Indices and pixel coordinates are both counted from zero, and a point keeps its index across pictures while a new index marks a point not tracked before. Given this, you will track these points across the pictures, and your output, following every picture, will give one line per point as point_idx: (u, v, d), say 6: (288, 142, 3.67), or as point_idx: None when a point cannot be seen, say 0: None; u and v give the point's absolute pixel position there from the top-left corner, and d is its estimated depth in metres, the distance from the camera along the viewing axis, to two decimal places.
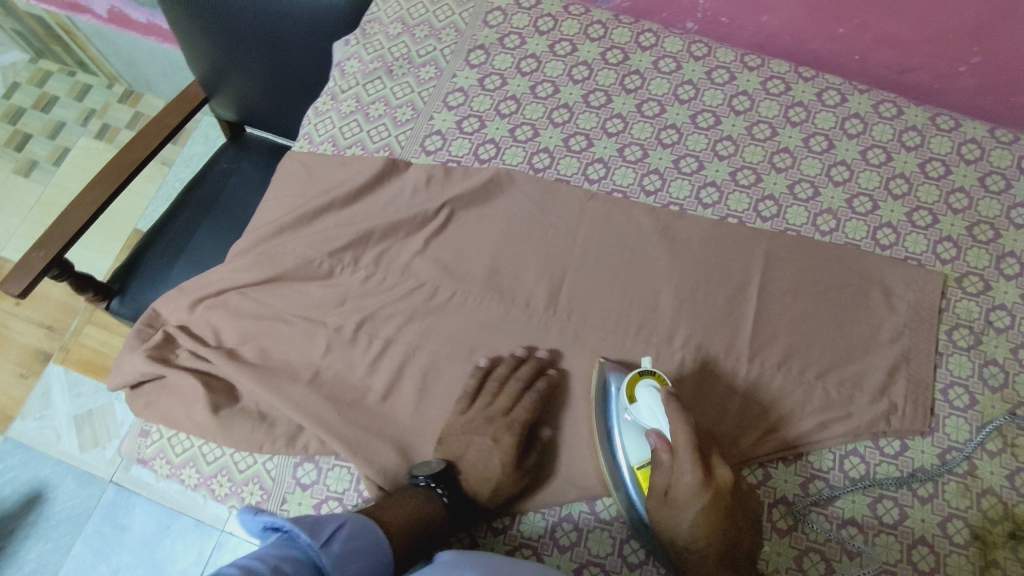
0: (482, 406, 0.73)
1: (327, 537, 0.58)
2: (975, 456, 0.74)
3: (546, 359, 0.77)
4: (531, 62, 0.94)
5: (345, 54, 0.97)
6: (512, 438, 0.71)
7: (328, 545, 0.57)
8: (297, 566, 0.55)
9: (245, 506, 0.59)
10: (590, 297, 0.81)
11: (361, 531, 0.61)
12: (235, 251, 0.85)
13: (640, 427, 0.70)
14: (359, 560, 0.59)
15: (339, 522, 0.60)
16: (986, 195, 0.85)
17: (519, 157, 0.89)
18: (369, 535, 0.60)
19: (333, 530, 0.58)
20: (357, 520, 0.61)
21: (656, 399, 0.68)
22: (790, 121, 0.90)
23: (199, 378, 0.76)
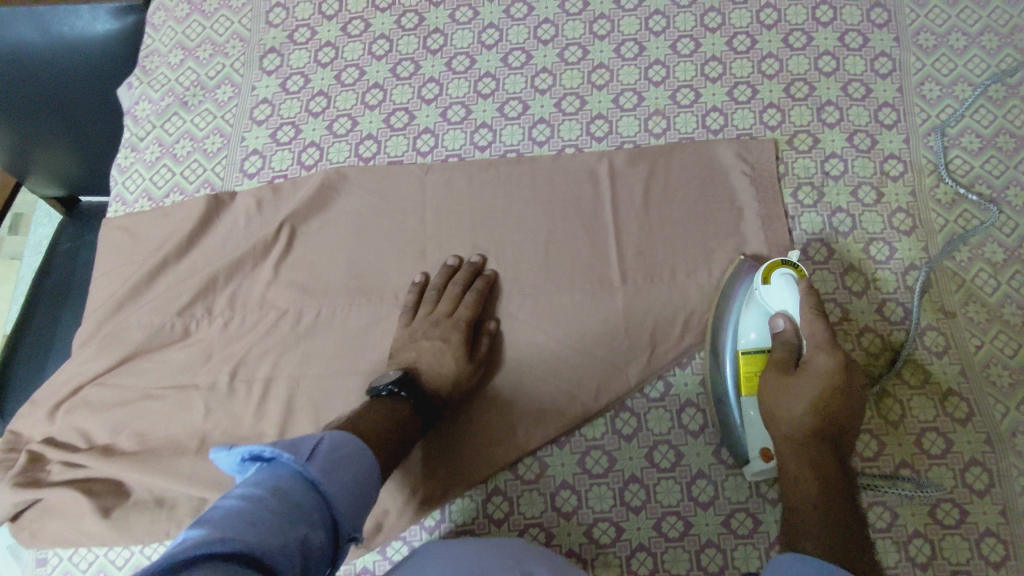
0: (428, 313, 0.75)
1: (311, 453, 0.53)
2: (845, 301, 0.78)
3: (478, 263, 0.78)
4: (328, 51, 0.89)
5: (132, 99, 0.90)
6: (459, 336, 0.73)
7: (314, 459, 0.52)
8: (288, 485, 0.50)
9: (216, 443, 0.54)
10: (457, 272, 0.79)
11: (347, 442, 0.56)
12: (78, 343, 0.78)
13: (765, 315, 0.70)
14: (354, 465, 0.55)
15: (320, 436, 0.55)
16: (793, 53, 0.88)
17: (344, 152, 0.85)
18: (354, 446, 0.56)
19: (316, 446, 0.54)
20: (340, 433, 0.57)
21: (794, 288, 0.68)
22: (597, 35, 0.89)
23: (78, 487, 0.71)
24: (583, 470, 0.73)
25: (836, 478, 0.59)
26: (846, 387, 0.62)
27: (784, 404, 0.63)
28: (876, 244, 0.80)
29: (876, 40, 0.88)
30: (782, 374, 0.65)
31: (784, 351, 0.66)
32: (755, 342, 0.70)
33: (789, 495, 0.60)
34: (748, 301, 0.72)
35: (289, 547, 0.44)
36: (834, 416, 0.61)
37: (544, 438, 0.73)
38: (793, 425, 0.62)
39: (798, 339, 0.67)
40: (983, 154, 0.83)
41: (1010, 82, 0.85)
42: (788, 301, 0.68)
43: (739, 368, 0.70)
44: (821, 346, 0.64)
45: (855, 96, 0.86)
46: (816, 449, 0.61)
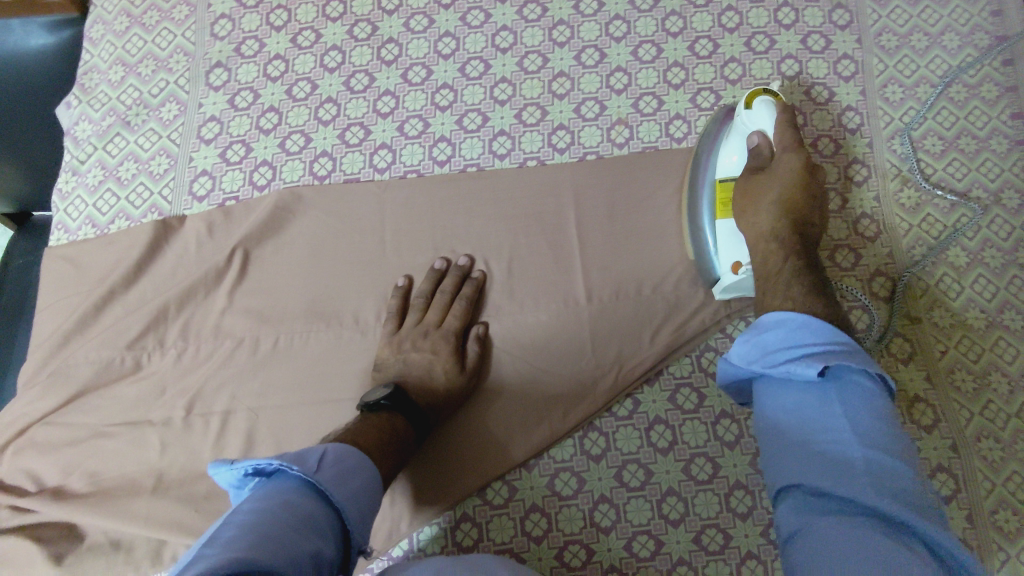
0: (417, 321, 0.75)
1: (318, 464, 0.55)
2: None
3: (467, 264, 0.77)
4: (278, 64, 0.86)
5: (72, 119, 0.86)
6: (449, 348, 0.73)
7: (321, 469, 0.55)
8: (299, 496, 0.53)
9: (216, 462, 0.56)
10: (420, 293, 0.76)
11: (348, 454, 0.59)
12: (24, 380, 0.75)
13: (740, 134, 0.73)
14: (359, 475, 0.58)
15: (324, 449, 0.58)
16: (755, 57, 0.86)
17: (298, 170, 0.82)
18: (358, 458, 0.58)
19: (321, 456, 0.56)
20: (343, 446, 0.59)
21: (774, 114, 0.71)
22: (556, 42, 0.87)
23: (28, 534, 0.68)
24: (552, 492, 0.72)
25: (813, 265, 0.68)
26: (808, 185, 0.70)
27: (759, 218, 0.69)
28: (841, 251, 0.80)
29: (838, 42, 0.87)
30: (756, 187, 0.70)
31: (759, 161, 0.72)
32: (730, 164, 0.73)
33: (768, 283, 0.68)
34: (725, 131, 0.75)
35: (301, 561, 0.47)
36: (801, 208, 0.70)
37: (511, 462, 0.72)
38: (768, 224, 0.69)
39: (771, 152, 0.72)
40: (946, 156, 0.82)
41: (971, 82, 0.85)
42: (765, 121, 0.72)
43: (716, 195, 0.73)
44: (790, 148, 0.70)
45: (818, 100, 0.85)
46: (785, 248, 0.68)
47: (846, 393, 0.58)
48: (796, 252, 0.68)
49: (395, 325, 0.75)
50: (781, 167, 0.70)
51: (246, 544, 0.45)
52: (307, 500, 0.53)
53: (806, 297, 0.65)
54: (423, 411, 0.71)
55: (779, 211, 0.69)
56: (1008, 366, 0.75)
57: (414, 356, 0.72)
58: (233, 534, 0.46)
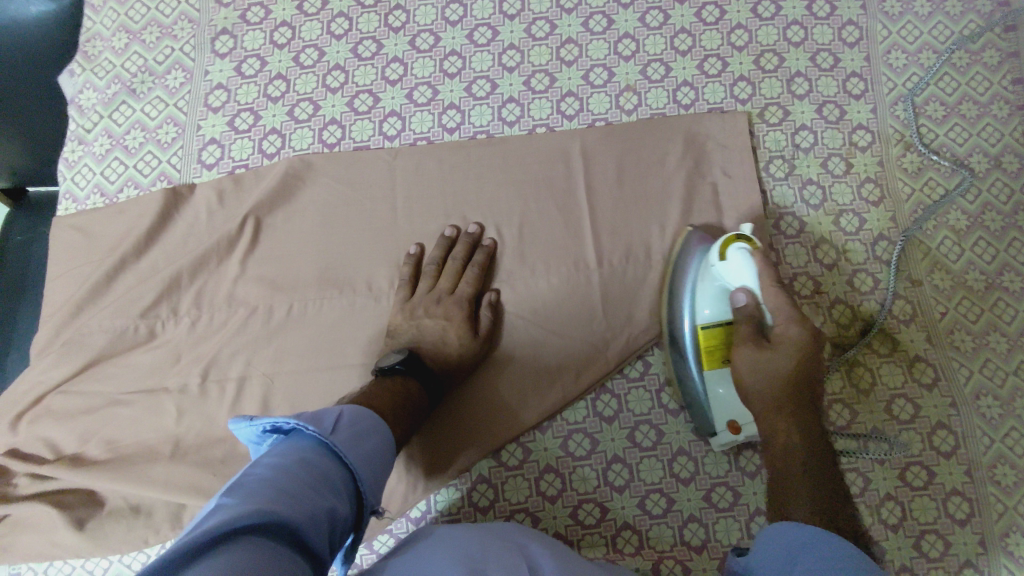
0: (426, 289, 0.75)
1: (333, 425, 0.54)
2: (818, 274, 0.79)
3: (478, 231, 0.78)
4: (284, 31, 0.85)
5: (75, 87, 0.85)
6: (461, 314, 0.73)
7: (336, 430, 0.54)
8: (316, 454, 0.51)
9: (234, 417, 0.55)
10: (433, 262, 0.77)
11: (362, 417, 0.58)
12: (37, 350, 0.75)
13: (722, 290, 0.68)
14: (373, 439, 0.57)
15: (339, 411, 0.57)
16: (762, 23, 0.86)
17: (308, 138, 0.82)
18: (371, 420, 0.58)
19: (337, 418, 0.55)
20: (357, 408, 0.59)
21: (752, 263, 0.65)
22: (564, 9, 0.86)
23: (48, 500, 0.68)
24: (566, 453, 0.73)
25: (820, 440, 0.60)
26: (813, 361, 0.62)
27: (758, 389, 0.63)
28: (846, 216, 0.81)
29: (843, 8, 0.87)
30: (749, 347, 0.64)
31: (748, 324, 0.64)
32: (715, 314, 0.68)
33: (766, 428, 0.62)
34: (703, 275, 0.70)
35: (318, 517, 0.45)
36: (807, 377, 0.62)
37: (525, 424, 0.73)
38: (786, 365, 0.62)
39: (760, 311, 0.65)
40: (948, 121, 0.84)
41: (973, 48, 0.86)
42: (747, 275, 0.65)
43: (701, 343, 0.68)
44: (787, 316, 0.62)
45: (823, 67, 0.85)
46: (802, 411, 0.61)
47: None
48: (801, 416, 0.61)
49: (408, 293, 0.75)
50: (764, 329, 0.64)
51: (264, 499, 0.43)
52: (325, 458, 0.51)
53: (806, 471, 0.58)
54: (437, 375, 0.71)
55: (789, 397, 0.61)
56: (1006, 326, 0.77)
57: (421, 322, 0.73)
58: (253, 487, 0.45)
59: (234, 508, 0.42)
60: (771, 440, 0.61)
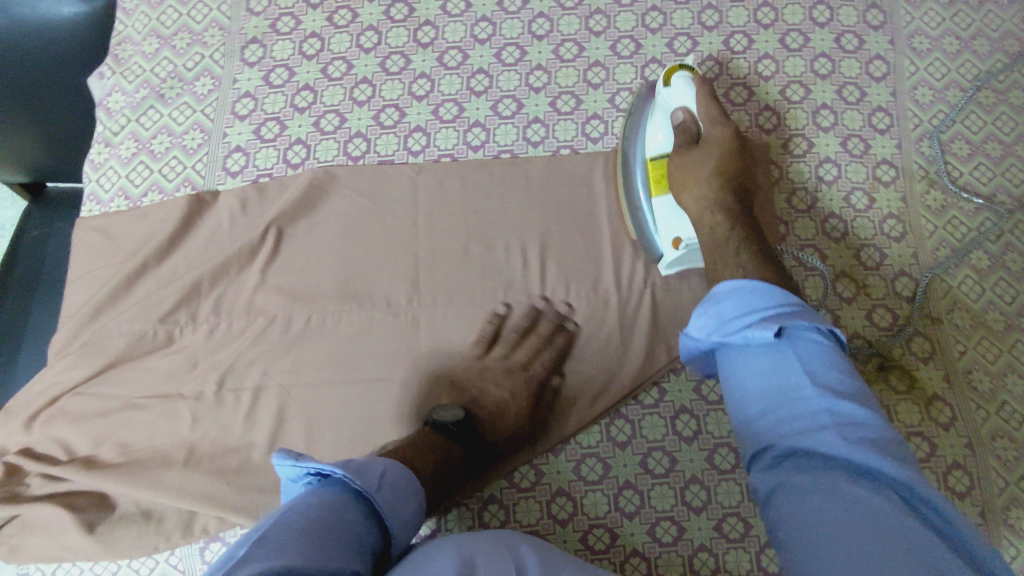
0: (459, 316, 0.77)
1: (379, 482, 0.55)
2: (836, 307, 0.79)
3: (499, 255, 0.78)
4: (314, 43, 0.86)
5: (104, 90, 0.85)
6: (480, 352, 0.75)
7: (380, 488, 0.54)
8: (354, 514, 0.52)
9: (280, 451, 0.55)
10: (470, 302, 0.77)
11: (404, 475, 0.57)
12: (54, 350, 0.75)
13: (665, 112, 0.75)
14: (411, 498, 0.57)
15: (384, 466, 0.57)
16: (790, 54, 0.87)
17: (333, 150, 0.82)
18: (411, 478, 0.58)
19: (383, 473, 0.56)
20: (399, 466, 0.58)
21: (692, 88, 0.74)
22: (592, 32, 0.87)
23: (60, 502, 0.68)
24: (578, 476, 0.73)
25: (750, 227, 0.69)
26: (738, 148, 0.73)
27: (701, 190, 0.70)
28: (867, 250, 0.81)
29: (871, 42, 0.87)
30: (687, 155, 0.72)
31: (686, 138, 0.73)
32: (660, 145, 0.75)
33: (704, 211, 0.70)
34: (652, 111, 0.78)
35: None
36: (731, 175, 0.71)
37: (539, 446, 0.73)
38: (712, 194, 0.70)
39: (697, 126, 0.73)
40: (973, 160, 0.84)
41: (1000, 88, 0.86)
42: (688, 98, 0.74)
43: (649, 172, 0.75)
44: (716, 120, 0.73)
45: (849, 99, 0.86)
46: (727, 214, 0.69)
47: (797, 348, 0.57)
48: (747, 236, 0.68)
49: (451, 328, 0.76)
50: (709, 110, 0.73)
51: (315, 555, 0.44)
52: (360, 518, 0.52)
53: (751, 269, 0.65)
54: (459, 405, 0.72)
55: (716, 184, 0.70)
56: None
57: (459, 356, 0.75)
58: (290, 538, 0.46)
59: (286, 561, 0.43)
60: (715, 246, 0.68)
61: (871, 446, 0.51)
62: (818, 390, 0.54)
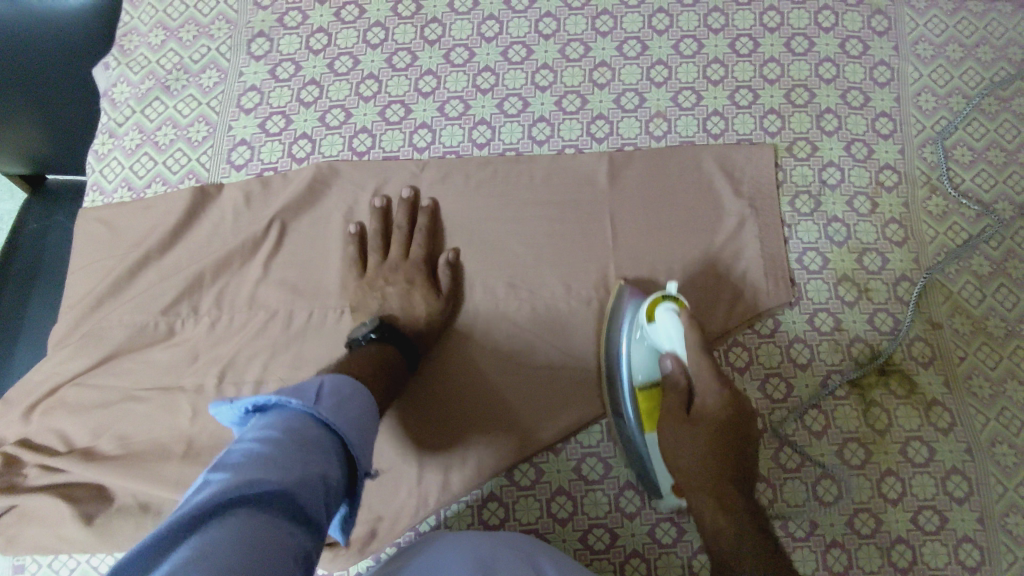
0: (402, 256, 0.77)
1: (316, 395, 0.50)
2: (838, 311, 0.79)
3: (504, 253, 0.78)
4: (321, 37, 0.86)
5: (109, 80, 0.85)
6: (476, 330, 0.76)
7: (320, 399, 0.50)
8: (304, 425, 0.47)
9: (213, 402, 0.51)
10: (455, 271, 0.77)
11: (346, 384, 0.54)
12: (54, 340, 0.75)
13: (654, 351, 0.69)
14: (356, 400, 0.53)
15: (319, 381, 0.53)
16: (795, 58, 0.87)
17: (338, 145, 0.82)
18: (354, 386, 0.54)
19: (319, 388, 0.51)
20: (338, 376, 0.54)
21: (679, 324, 0.66)
22: (599, 32, 0.87)
23: (58, 492, 0.68)
24: (579, 475, 0.73)
25: (743, 509, 0.61)
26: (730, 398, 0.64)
27: (681, 445, 0.64)
28: (869, 254, 0.81)
29: (875, 48, 0.88)
30: (678, 431, 0.65)
31: (676, 395, 0.66)
32: (649, 374, 0.69)
33: (694, 501, 0.63)
34: (634, 332, 0.70)
35: (312, 486, 0.43)
36: (726, 438, 0.63)
37: (540, 444, 0.73)
38: (693, 458, 0.63)
39: (685, 377, 0.66)
40: (975, 166, 0.84)
41: (1003, 95, 0.86)
42: (674, 341, 0.66)
43: (638, 404, 0.68)
44: (694, 348, 0.64)
45: (853, 104, 0.86)
46: (715, 479, 0.62)
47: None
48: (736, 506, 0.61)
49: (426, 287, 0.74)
50: (696, 365, 0.64)
51: (255, 471, 0.40)
52: (315, 431, 0.47)
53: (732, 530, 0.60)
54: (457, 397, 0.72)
55: (704, 450, 0.63)
56: None
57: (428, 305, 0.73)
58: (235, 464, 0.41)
59: (224, 486, 0.39)
60: (703, 516, 0.62)
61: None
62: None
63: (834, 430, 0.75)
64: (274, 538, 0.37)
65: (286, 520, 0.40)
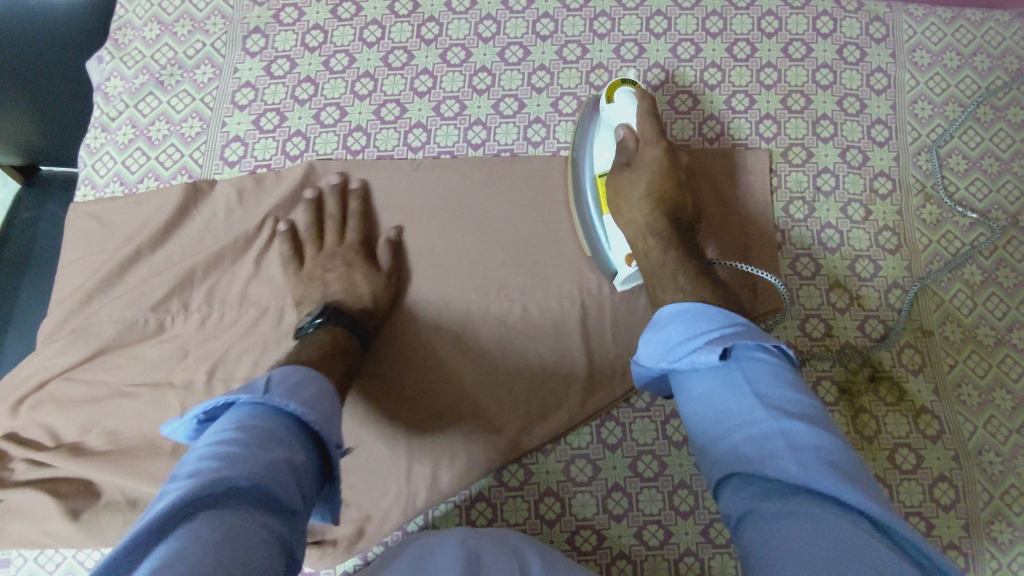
0: (338, 240, 0.77)
1: (264, 386, 0.50)
2: (829, 317, 0.79)
3: (495, 254, 0.78)
4: (317, 34, 0.85)
5: (103, 74, 0.84)
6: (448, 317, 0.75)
7: (269, 388, 0.50)
8: (257, 419, 0.48)
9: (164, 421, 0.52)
10: (417, 260, 0.78)
11: (293, 372, 0.53)
12: (43, 335, 0.74)
13: (611, 129, 0.75)
14: (313, 385, 0.53)
15: (268, 374, 0.52)
16: (792, 63, 0.87)
17: (332, 143, 0.82)
18: (303, 371, 0.54)
19: (266, 380, 0.51)
20: (289, 366, 0.54)
21: (634, 103, 0.74)
22: (596, 34, 0.87)
23: (45, 487, 0.68)
24: (567, 477, 0.73)
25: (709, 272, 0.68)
26: (675, 172, 0.73)
27: (633, 213, 0.71)
28: (862, 261, 0.81)
29: (872, 54, 0.88)
30: (622, 175, 0.72)
31: (626, 155, 0.73)
32: (607, 154, 0.75)
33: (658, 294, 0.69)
34: (598, 128, 0.77)
35: (278, 477, 0.44)
36: (667, 196, 0.72)
37: (529, 446, 0.73)
38: (642, 214, 0.71)
39: (635, 141, 0.73)
40: (969, 175, 0.84)
41: (998, 105, 0.86)
42: (630, 115, 0.73)
43: (599, 187, 0.75)
44: (651, 140, 0.72)
45: (849, 111, 0.86)
46: (659, 235, 0.70)
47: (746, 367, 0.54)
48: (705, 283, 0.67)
49: (367, 266, 0.75)
50: (644, 125, 0.73)
51: (215, 474, 0.41)
52: (266, 421, 0.48)
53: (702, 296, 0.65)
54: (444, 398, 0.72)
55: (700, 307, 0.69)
56: (1014, 383, 0.78)
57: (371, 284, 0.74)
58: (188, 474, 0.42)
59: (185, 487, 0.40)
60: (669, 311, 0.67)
61: (831, 470, 0.46)
62: (769, 411, 0.51)
63: None
64: (243, 534, 0.39)
65: (255, 513, 0.41)
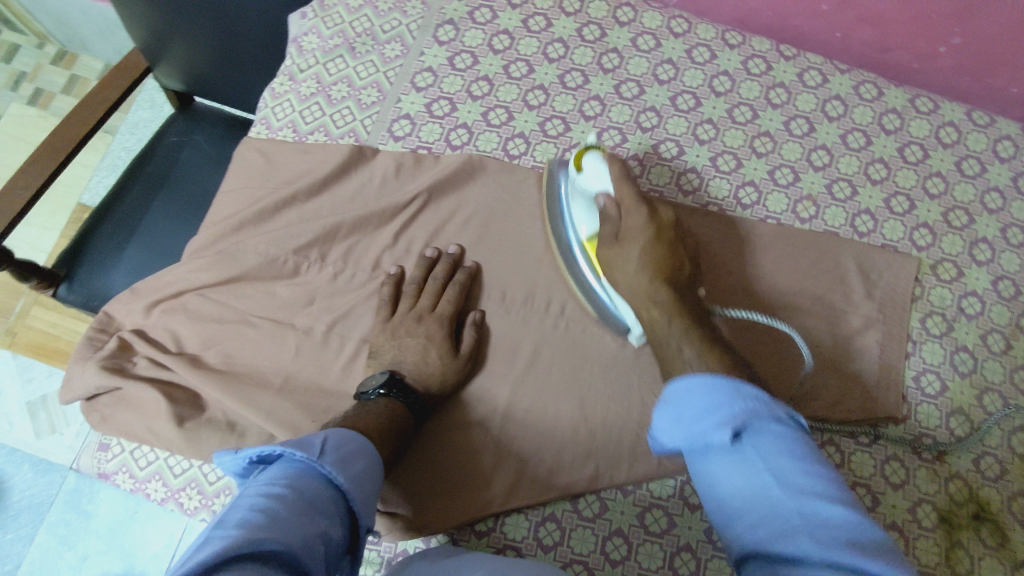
0: (430, 307, 0.75)
1: (319, 449, 0.53)
2: (945, 441, 0.76)
3: None
4: (503, 39, 0.89)
5: (302, 28, 0.91)
6: (442, 334, 0.73)
7: (323, 454, 0.53)
8: (307, 483, 0.50)
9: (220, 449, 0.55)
10: (528, 285, 0.78)
11: (349, 440, 0.56)
12: (192, 250, 0.80)
13: (589, 200, 0.75)
14: (359, 460, 0.55)
15: (324, 435, 0.55)
16: (962, 179, 0.85)
17: (493, 142, 0.85)
18: (357, 441, 0.56)
19: (323, 441, 0.54)
20: (343, 431, 0.57)
21: (604, 166, 0.73)
22: (771, 103, 0.87)
23: (160, 388, 0.72)
24: (640, 523, 0.71)
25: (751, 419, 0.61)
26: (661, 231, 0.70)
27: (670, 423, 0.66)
28: (991, 394, 0.77)
29: None
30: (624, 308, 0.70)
31: (612, 226, 0.72)
32: (591, 221, 0.74)
33: None
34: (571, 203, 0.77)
35: (311, 545, 0.44)
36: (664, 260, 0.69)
37: (611, 481, 0.72)
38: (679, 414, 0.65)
39: (615, 208, 0.71)
40: None
41: None
42: (603, 180, 0.73)
43: (590, 255, 0.74)
44: (630, 205, 0.71)
45: (1011, 241, 0.83)
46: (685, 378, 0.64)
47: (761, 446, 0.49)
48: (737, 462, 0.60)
49: (446, 346, 0.73)
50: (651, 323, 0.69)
51: (261, 531, 0.41)
52: (316, 487, 0.50)
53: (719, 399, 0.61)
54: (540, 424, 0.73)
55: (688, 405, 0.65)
56: None
57: (442, 365, 0.72)
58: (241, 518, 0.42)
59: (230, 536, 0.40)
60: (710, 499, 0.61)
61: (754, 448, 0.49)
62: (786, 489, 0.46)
63: (912, 558, 0.71)
64: None
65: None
